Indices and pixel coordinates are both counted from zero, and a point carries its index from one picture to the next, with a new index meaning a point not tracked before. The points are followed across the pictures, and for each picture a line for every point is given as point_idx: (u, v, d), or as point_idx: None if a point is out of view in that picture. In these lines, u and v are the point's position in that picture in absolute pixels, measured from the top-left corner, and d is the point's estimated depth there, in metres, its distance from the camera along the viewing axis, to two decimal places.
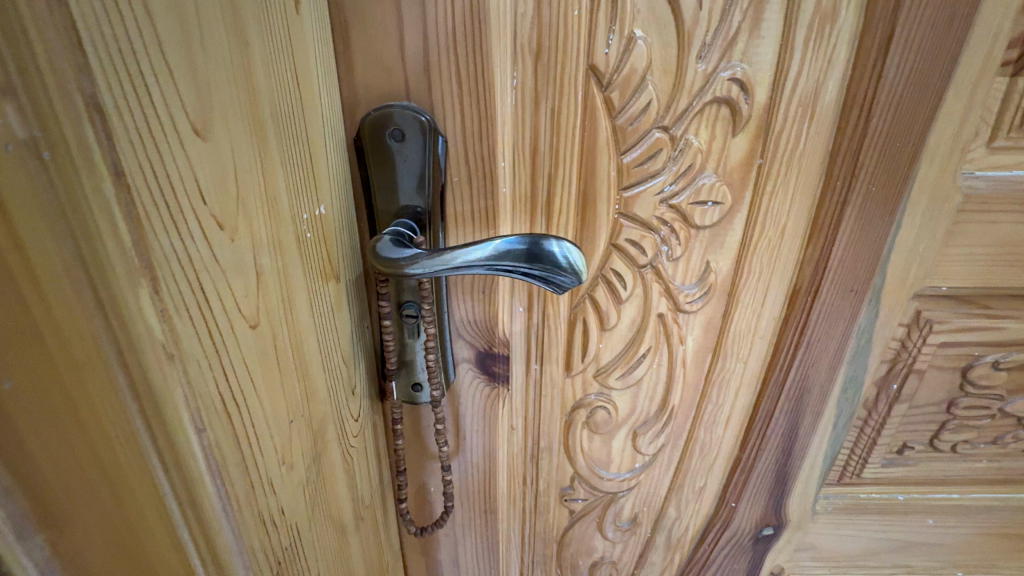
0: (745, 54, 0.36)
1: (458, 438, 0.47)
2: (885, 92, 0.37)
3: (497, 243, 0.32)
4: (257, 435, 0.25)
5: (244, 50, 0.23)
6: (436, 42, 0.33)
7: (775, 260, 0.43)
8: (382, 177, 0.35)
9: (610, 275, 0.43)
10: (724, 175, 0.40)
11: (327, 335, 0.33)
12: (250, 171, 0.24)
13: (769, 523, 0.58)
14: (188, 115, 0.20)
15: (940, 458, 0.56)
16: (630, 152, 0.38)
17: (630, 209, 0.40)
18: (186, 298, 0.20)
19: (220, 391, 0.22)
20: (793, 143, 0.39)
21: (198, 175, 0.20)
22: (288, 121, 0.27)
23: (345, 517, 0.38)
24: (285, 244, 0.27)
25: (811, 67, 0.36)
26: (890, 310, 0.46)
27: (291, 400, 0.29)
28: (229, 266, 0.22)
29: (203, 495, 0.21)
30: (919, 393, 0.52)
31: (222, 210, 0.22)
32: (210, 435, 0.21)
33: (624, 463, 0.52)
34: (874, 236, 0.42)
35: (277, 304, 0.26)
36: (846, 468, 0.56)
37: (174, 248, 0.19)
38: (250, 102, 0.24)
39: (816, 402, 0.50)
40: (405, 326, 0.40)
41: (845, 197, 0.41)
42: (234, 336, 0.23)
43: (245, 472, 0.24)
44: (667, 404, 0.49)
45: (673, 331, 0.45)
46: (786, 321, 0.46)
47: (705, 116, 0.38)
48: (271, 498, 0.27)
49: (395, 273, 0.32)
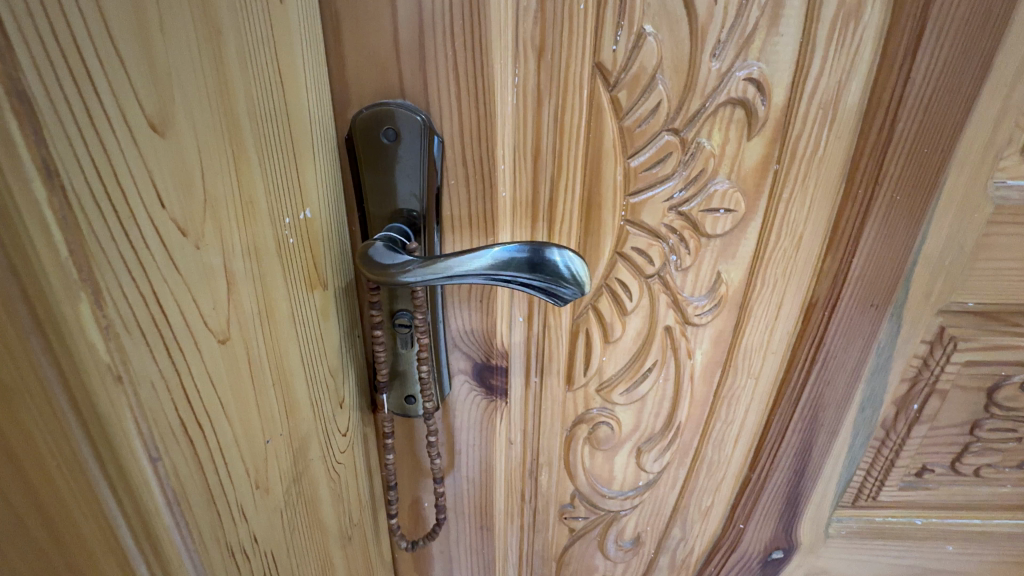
0: (763, 52, 0.33)
1: (453, 452, 0.45)
2: (913, 94, 0.35)
3: (496, 250, 0.30)
4: (227, 459, 0.23)
5: (215, 40, 0.22)
6: (432, 36, 0.31)
7: (791, 271, 0.40)
8: (375, 180, 0.33)
9: (615, 285, 0.40)
10: (737, 181, 0.37)
11: (311, 346, 0.31)
12: (220, 173, 0.22)
13: (779, 546, 0.55)
14: (144, 110, 0.18)
15: (962, 482, 0.53)
16: (638, 156, 0.36)
17: (638, 215, 0.38)
18: (140, 313, 0.18)
19: (181, 414, 0.20)
20: (812, 147, 0.36)
21: (154, 175, 0.18)
22: (268, 118, 0.26)
23: (330, 538, 0.36)
24: (263, 249, 0.25)
25: (833, 67, 0.34)
26: (912, 326, 0.44)
27: (267, 419, 0.26)
28: (193, 276, 0.20)
29: (161, 527, 0.20)
30: (941, 414, 0.49)
31: (185, 215, 0.20)
32: (166, 463, 0.19)
33: (628, 480, 0.49)
34: (897, 248, 0.40)
35: (253, 317, 0.24)
36: (863, 491, 0.53)
37: (125, 258, 0.17)
38: (222, 99, 0.22)
39: (831, 420, 0.47)
40: (398, 336, 0.38)
41: (868, 205, 0.38)
42: (198, 353, 0.21)
43: (211, 500, 0.22)
44: (674, 421, 0.46)
45: (681, 344, 0.43)
46: (801, 335, 0.43)
47: (718, 118, 0.35)
48: (242, 527, 0.25)
49: (386, 281, 0.30)
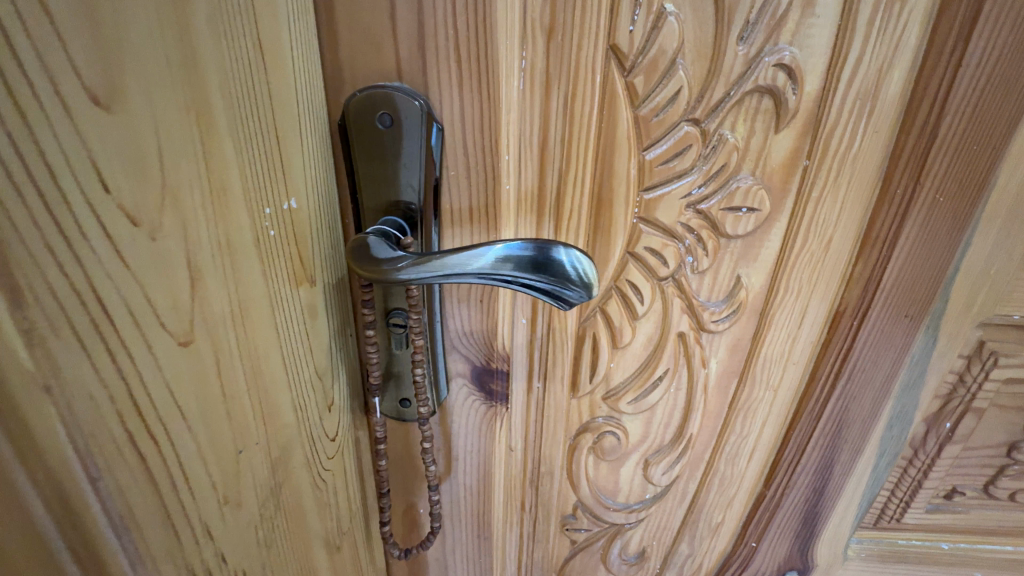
0: (796, 36, 0.30)
1: (450, 459, 0.43)
2: (962, 86, 0.32)
3: (498, 248, 0.27)
4: (189, 475, 0.21)
5: (182, 6, 0.19)
6: (432, 13, 0.28)
7: (817, 276, 0.37)
8: (370, 170, 0.31)
9: (626, 287, 0.37)
10: (762, 178, 0.34)
11: (295, 348, 0.29)
12: (185, 158, 0.19)
13: (793, 567, 0.52)
14: (83, 82, 0.16)
15: (994, 506, 0.50)
16: (655, 148, 0.33)
17: (652, 213, 0.35)
18: (75, 314, 0.16)
19: (130, 427, 0.18)
20: (847, 141, 0.33)
21: (95, 155, 0.16)
22: (246, 98, 0.23)
23: (315, 548, 0.34)
24: (236, 242, 0.23)
25: (874, 53, 0.31)
26: (949, 340, 0.40)
27: (241, 428, 0.24)
28: (147, 272, 0.18)
29: (105, 549, 0.18)
30: (976, 434, 0.45)
31: (136, 202, 0.18)
32: (110, 481, 0.18)
33: (634, 493, 0.47)
34: (936, 255, 0.37)
35: (224, 317, 0.22)
36: (885, 512, 0.50)
37: (54, 248, 0.15)
38: (189, 73, 0.20)
39: (855, 437, 0.44)
40: (392, 336, 0.36)
41: (906, 207, 0.35)
42: (153, 359, 0.19)
43: (168, 519, 0.20)
44: (684, 432, 0.44)
45: (695, 352, 0.40)
46: (826, 345, 0.40)
47: (743, 108, 0.32)
48: (207, 546, 0.23)
49: (377, 278, 0.28)
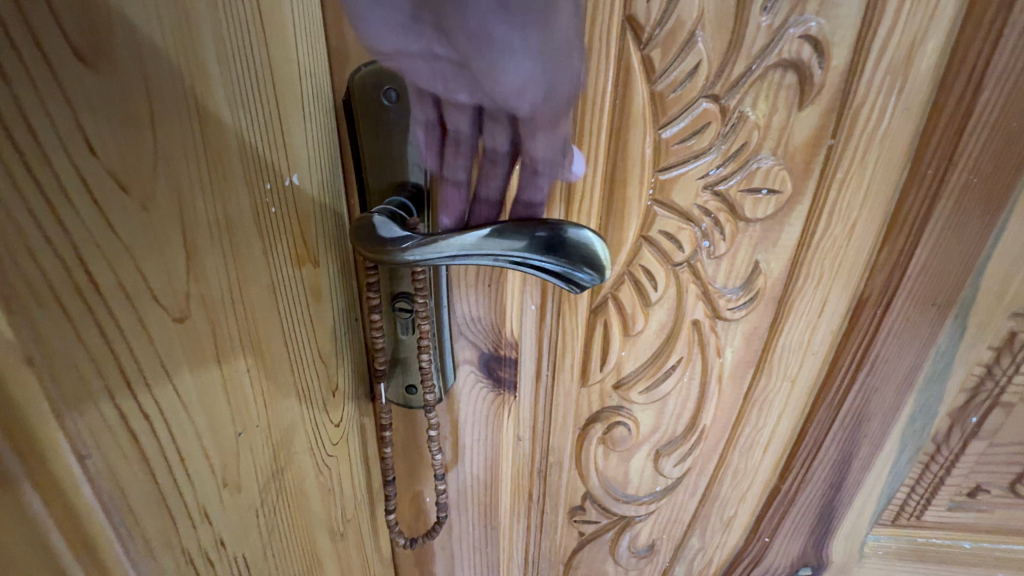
0: (824, 5, 0.29)
1: (457, 448, 0.42)
2: (1001, 60, 0.30)
3: (507, 229, 0.26)
4: (185, 456, 0.20)
5: None
6: None
7: (840, 263, 0.36)
8: (376, 148, 0.29)
9: (639, 272, 0.36)
10: (784, 158, 0.33)
11: (298, 330, 0.28)
12: (178, 126, 0.19)
13: (807, 563, 0.51)
14: (68, 39, 0.15)
15: (1019, 505, 0.48)
16: (671, 126, 0.31)
17: (668, 195, 0.34)
18: (60, 285, 0.15)
19: (121, 404, 0.17)
20: (875, 119, 0.32)
21: (82, 117, 0.15)
22: (245, 66, 0.22)
23: (318, 535, 0.33)
24: (235, 217, 0.22)
25: (908, 23, 0.29)
26: (977, 331, 0.39)
27: (240, 409, 0.23)
28: (139, 244, 0.17)
29: (97, 531, 0.17)
30: (1003, 429, 0.44)
31: (127, 169, 0.17)
32: (100, 460, 0.17)
33: (644, 484, 0.46)
34: (965, 242, 0.35)
35: (221, 294, 0.21)
36: (905, 509, 0.48)
37: (36, 213, 0.14)
38: (184, 37, 0.19)
39: (875, 431, 0.43)
40: (398, 320, 0.35)
41: (936, 190, 0.33)
42: (146, 333, 0.18)
43: (163, 501, 0.19)
44: (697, 423, 0.42)
45: (710, 341, 0.39)
46: (847, 335, 0.39)
47: (765, 83, 0.31)
48: (205, 530, 0.22)
49: (382, 259, 0.27)
